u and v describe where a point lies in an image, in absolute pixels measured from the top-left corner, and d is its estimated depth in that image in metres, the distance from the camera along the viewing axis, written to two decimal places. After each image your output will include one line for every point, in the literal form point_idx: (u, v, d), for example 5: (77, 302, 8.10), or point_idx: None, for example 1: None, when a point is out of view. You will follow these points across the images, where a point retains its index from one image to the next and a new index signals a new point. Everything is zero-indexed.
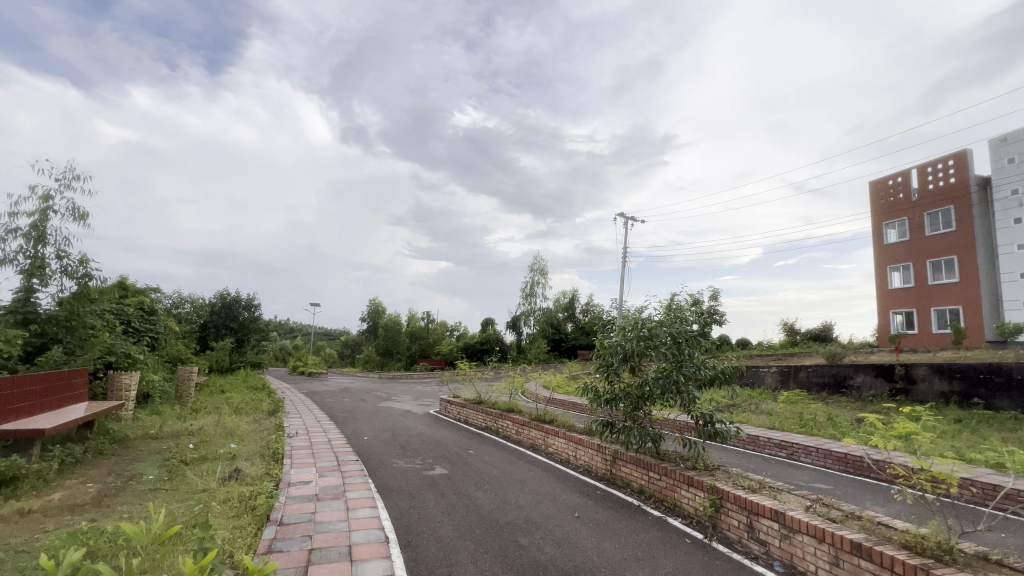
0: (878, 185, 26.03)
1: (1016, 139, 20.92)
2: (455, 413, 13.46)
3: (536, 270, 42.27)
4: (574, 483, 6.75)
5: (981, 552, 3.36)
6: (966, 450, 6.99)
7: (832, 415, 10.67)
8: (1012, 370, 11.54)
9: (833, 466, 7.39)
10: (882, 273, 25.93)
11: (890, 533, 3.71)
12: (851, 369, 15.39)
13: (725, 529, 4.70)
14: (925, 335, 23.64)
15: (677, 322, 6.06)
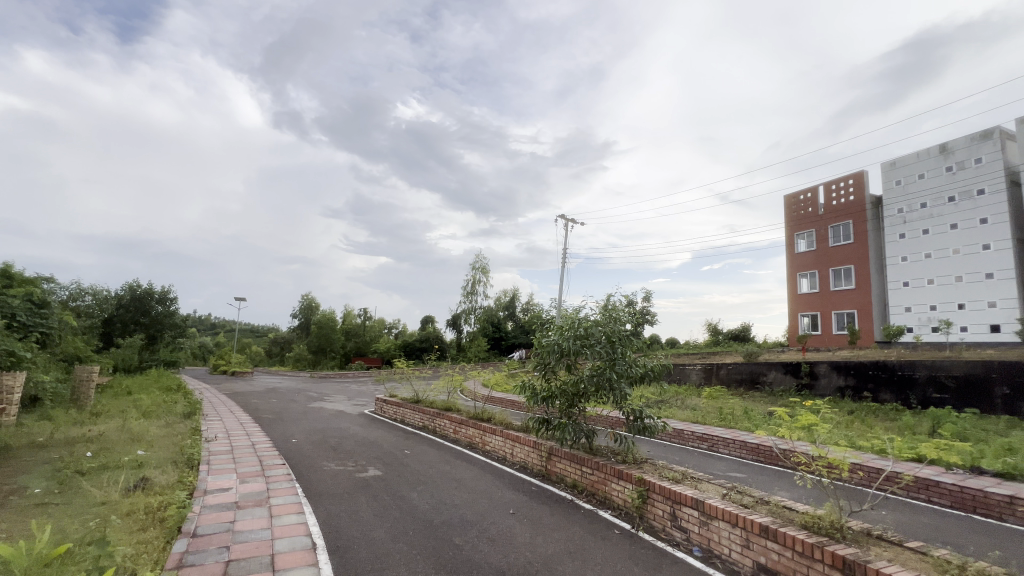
0: (791, 200, 28.59)
1: (903, 164, 23.76)
2: (391, 413, 13.12)
3: (478, 268, 42.30)
4: (510, 480, 6.82)
5: (866, 529, 3.79)
6: (858, 438, 7.85)
7: (747, 409, 11.61)
8: (894, 367, 13.11)
9: (747, 456, 8.00)
10: (793, 279, 28.51)
11: (793, 515, 4.08)
12: (764, 367, 16.81)
13: (650, 518, 4.96)
14: (827, 335, 26.26)
15: (611, 322, 6.30)
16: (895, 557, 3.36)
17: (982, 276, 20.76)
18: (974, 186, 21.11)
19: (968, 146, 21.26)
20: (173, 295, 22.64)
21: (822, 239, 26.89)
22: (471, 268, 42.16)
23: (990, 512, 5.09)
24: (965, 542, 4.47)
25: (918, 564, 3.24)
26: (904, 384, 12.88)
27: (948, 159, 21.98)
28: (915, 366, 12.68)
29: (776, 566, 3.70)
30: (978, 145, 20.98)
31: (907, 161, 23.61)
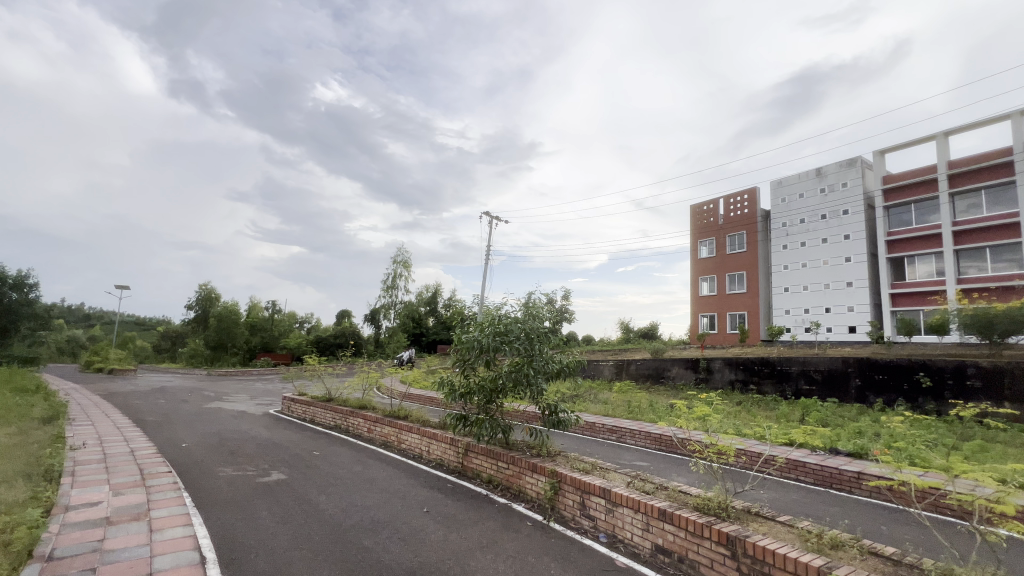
0: (696, 209, 31.18)
1: (788, 183, 26.85)
2: (299, 412, 12.33)
3: (399, 262, 41.08)
4: (424, 478, 6.71)
5: (747, 507, 4.24)
6: (743, 426, 8.76)
7: (652, 402, 12.51)
8: (774, 363, 14.85)
9: (650, 445, 8.60)
10: (695, 282, 31.13)
11: (688, 498, 4.45)
12: (669, 362, 18.19)
13: (561, 509, 5.14)
14: (722, 334, 29.02)
15: (532, 319, 6.44)
16: (769, 530, 3.80)
17: (845, 284, 24.13)
18: (842, 207, 24.46)
19: (838, 172, 24.60)
20: (32, 281, 19.34)
21: (721, 247, 29.66)
22: (392, 261, 40.95)
23: (843, 487, 5.94)
24: (823, 513, 5.16)
25: (787, 535, 3.69)
26: (782, 377, 14.62)
27: (823, 182, 25.28)
28: (791, 361, 14.45)
29: (672, 547, 4.02)
30: (846, 171, 24.35)
31: (791, 181, 26.73)
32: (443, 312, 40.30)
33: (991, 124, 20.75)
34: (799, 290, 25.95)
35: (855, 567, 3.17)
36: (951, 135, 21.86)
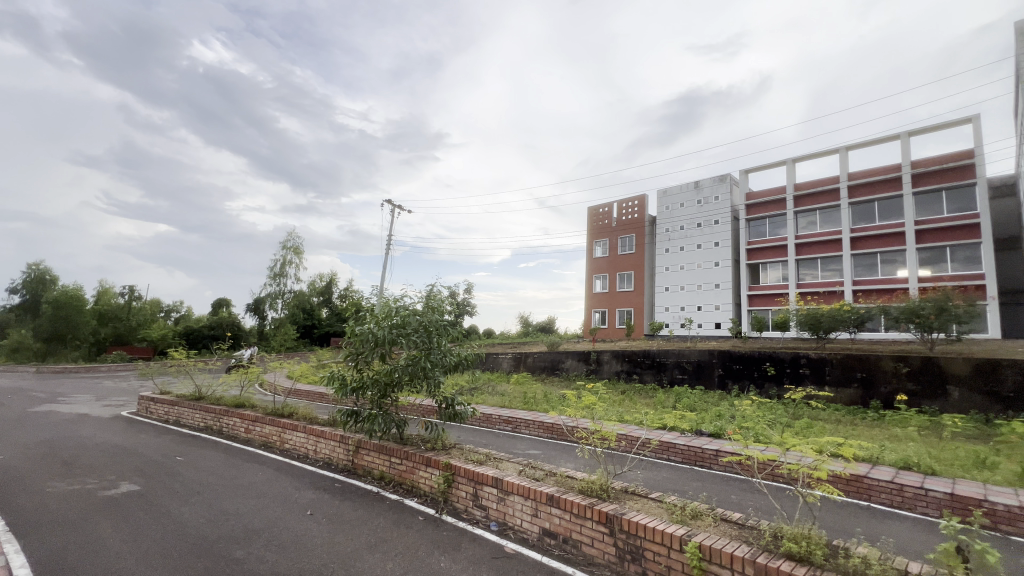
0: (593, 211, 33.20)
1: (672, 193, 29.69)
2: (160, 412, 10.81)
3: (289, 248, 37.92)
4: (310, 479, 6.28)
5: (625, 487, 4.63)
6: (625, 413, 9.56)
7: (546, 393, 13.13)
8: (654, 355, 16.37)
9: (543, 434, 8.97)
10: (590, 279, 33.13)
11: (574, 482, 4.72)
12: (563, 355, 19.19)
13: (454, 501, 5.16)
14: (612, 328, 31.30)
15: (432, 312, 6.33)
16: (642, 507, 4.19)
17: (713, 286, 27.34)
18: (714, 217, 27.69)
19: (712, 186, 27.80)
20: None
21: (614, 248, 31.99)
22: (281, 246, 37.68)
23: (705, 463, 6.74)
24: (687, 488, 5.83)
25: (657, 510, 4.09)
26: (660, 368, 16.17)
27: (700, 194, 28.39)
28: (668, 353, 16.05)
29: (558, 529, 4.24)
30: (718, 186, 27.61)
31: (674, 191, 29.60)
32: (338, 303, 38.11)
33: (827, 155, 24.92)
34: (677, 290, 28.87)
35: (710, 533, 3.61)
36: (798, 162, 25.84)
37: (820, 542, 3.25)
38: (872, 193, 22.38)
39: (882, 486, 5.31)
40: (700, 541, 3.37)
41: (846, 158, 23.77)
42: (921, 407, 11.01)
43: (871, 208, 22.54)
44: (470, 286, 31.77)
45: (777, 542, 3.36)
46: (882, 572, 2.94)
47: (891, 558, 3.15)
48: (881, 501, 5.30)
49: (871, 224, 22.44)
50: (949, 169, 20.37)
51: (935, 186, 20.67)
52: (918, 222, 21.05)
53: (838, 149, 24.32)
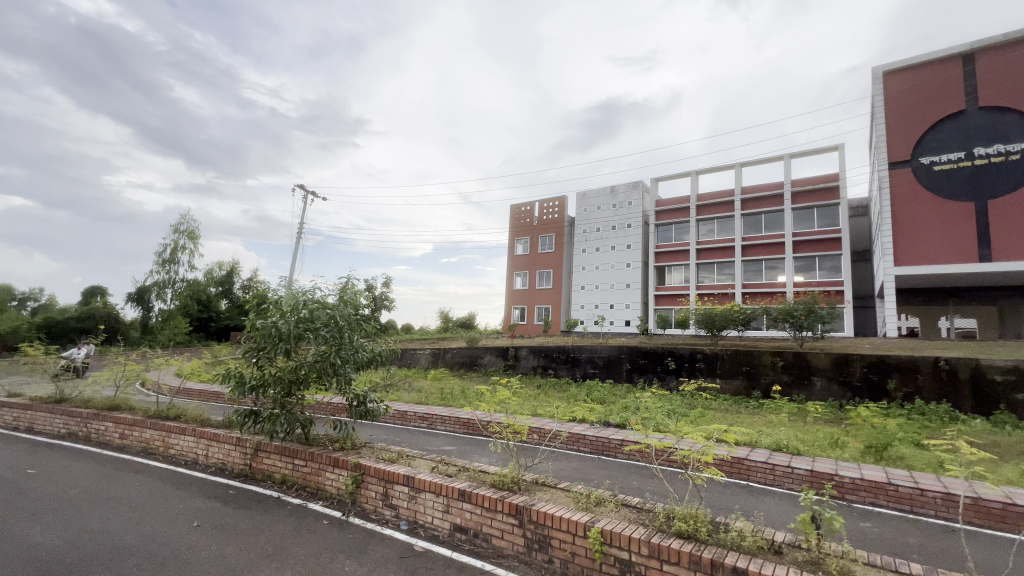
0: (516, 210, 33.80)
1: (590, 196, 31.07)
2: (8, 418, 9.18)
3: (182, 232, 34.02)
4: (198, 487, 5.69)
5: (536, 479, 4.76)
6: (539, 406, 9.84)
7: (464, 388, 13.12)
8: (569, 351, 17.06)
9: (459, 430, 8.94)
10: (511, 276, 33.71)
11: (487, 477, 4.76)
12: (481, 351, 19.28)
13: (363, 502, 4.98)
14: (530, 325, 32.11)
15: (345, 305, 5.99)
16: (551, 497, 4.33)
17: (624, 285, 29.05)
18: (626, 221, 29.44)
19: (627, 192, 29.51)
20: None
21: (534, 246, 32.82)
22: (173, 230, 33.74)
23: (611, 452, 7.14)
24: (594, 477, 6.12)
25: (564, 499, 4.25)
26: (573, 363, 16.87)
27: (615, 199, 30.02)
28: (581, 349, 16.78)
29: (469, 524, 4.25)
30: (632, 192, 29.37)
31: (592, 194, 31.01)
32: (239, 294, 34.95)
33: (725, 170, 27.54)
34: (592, 289, 30.24)
35: (610, 518, 3.83)
36: (701, 174, 28.27)
37: (705, 520, 3.59)
38: (760, 206, 25.14)
39: (759, 466, 5.99)
40: (602, 527, 3.57)
41: (740, 174, 26.46)
42: (792, 395, 12.59)
43: (759, 220, 25.30)
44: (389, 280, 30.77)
45: (670, 523, 3.65)
46: (754, 543, 3.31)
47: (762, 530, 3.56)
48: (758, 479, 5.98)
49: (758, 234, 25.17)
50: (820, 189, 23.47)
51: (809, 203, 23.71)
52: (795, 234, 24.00)
53: (734, 165, 26.99)
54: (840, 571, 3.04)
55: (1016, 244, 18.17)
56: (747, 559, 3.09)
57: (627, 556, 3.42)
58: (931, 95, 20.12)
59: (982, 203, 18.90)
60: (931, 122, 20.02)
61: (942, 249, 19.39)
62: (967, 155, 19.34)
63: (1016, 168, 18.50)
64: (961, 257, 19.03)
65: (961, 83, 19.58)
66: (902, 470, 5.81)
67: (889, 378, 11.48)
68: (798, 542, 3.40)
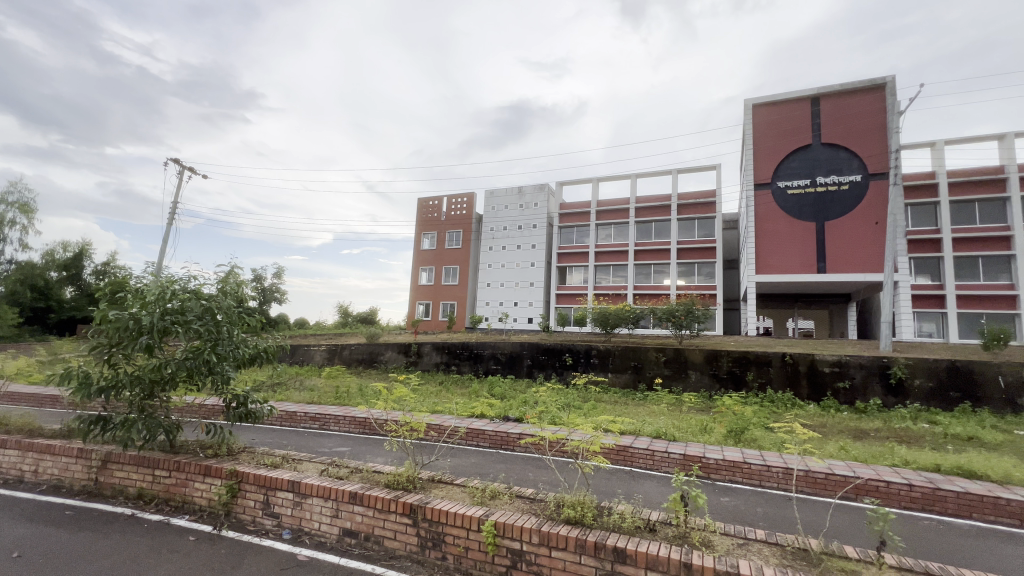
0: (423, 203, 33.15)
1: (498, 194, 31.52)
2: None
3: (10, 203, 28.04)
4: (21, 510, 4.73)
5: (432, 477, 4.71)
6: (439, 403, 9.76)
7: (361, 386, 12.56)
8: (472, 348, 17.12)
9: (354, 430, 8.52)
10: (416, 271, 33.01)
11: (380, 477, 4.60)
12: (382, 347, 18.61)
13: (238, 513, 4.54)
14: (434, 321, 31.73)
15: (224, 295, 5.33)
16: (446, 493, 4.32)
17: (528, 284, 29.93)
18: (532, 221, 30.37)
19: (533, 193, 30.46)
20: None
21: (441, 241, 32.49)
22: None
23: (509, 446, 7.31)
24: (490, 471, 6.21)
25: (460, 495, 4.27)
26: (476, 359, 16.98)
27: (522, 199, 30.83)
28: (484, 346, 16.96)
29: (359, 527, 4.07)
30: (538, 194, 30.39)
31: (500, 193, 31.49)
32: (90, 281, 29.75)
33: (622, 180, 29.66)
34: (497, 286, 30.67)
35: (504, 510, 3.92)
36: (601, 182, 30.12)
37: (591, 505, 3.83)
38: (650, 215, 27.48)
39: (641, 452, 6.54)
40: (496, 520, 3.64)
41: (635, 184, 28.69)
42: (671, 387, 13.92)
43: (649, 228, 27.63)
44: (281, 270, 28.40)
45: (559, 510, 3.84)
46: (632, 523, 3.62)
47: (640, 511, 3.89)
48: (640, 464, 6.51)
49: (648, 241, 27.46)
50: (700, 203, 26.28)
51: (691, 215, 26.44)
52: (679, 242, 26.58)
53: (630, 175, 29.15)
54: (702, 542, 3.44)
55: (844, 259, 21.95)
56: (627, 539, 3.35)
57: (518, 546, 3.52)
58: (788, 129, 23.52)
59: (821, 224, 22.53)
60: (787, 152, 23.39)
61: (791, 261, 22.77)
62: (812, 183, 22.90)
63: (846, 196, 22.35)
64: (805, 268, 22.50)
65: (809, 122, 23.15)
66: (753, 450, 6.73)
67: (748, 370, 13.20)
68: (669, 519, 3.78)
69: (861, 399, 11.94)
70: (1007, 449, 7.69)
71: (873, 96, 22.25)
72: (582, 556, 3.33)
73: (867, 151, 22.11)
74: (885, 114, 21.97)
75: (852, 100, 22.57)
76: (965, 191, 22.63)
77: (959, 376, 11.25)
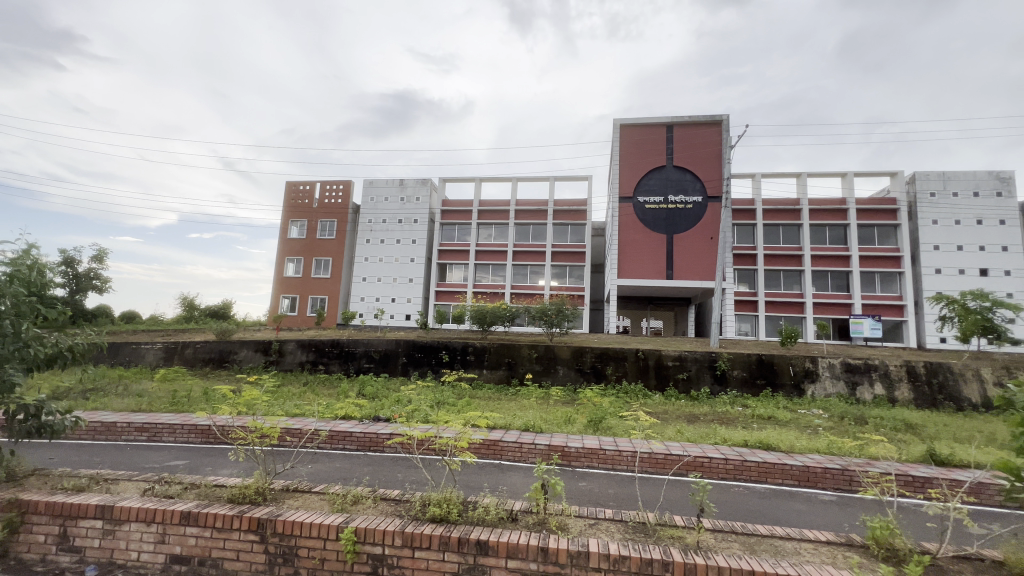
0: (292, 187, 30.31)
1: (377, 185, 30.12)
2: None
3: None
4: None
5: (286, 486, 4.31)
6: (300, 405, 8.97)
7: (206, 390, 11.00)
8: (343, 345, 16.08)
9: (194, 440, 7.42)
10: (281, 262, 30.08)
11: (222, 492, 4.07)
12: (236, 345, 16.54)
13: (23, 552, 3.65)
14: (300, 316, 29.26)
15: (12, 279, 4.13)
16: (302, 503, 3.99)
17: (407, 280, 29.10)
18: (413, 216, 29.61)
19: (415, 187, 29.74)
20: None
21: (312, 231, 29.99)
22: None
23: (377, 447, 7.02)
24: (354, 475, 5.89)
25: (318, 504, 3.97)
26: (347, 357, 16.00)
27: (404, 192, 29.88)
28: (356, 343, 16.05)
29: (192, 552, 3.54)
30: (420, 188, 29.69)
31: (379, 184, 30.10)
32: None
33: (504, 182, 30.50)
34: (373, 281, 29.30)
35: (367, 515, 3.75)
36: (484, 182, 30.57)
37: (456, 501, 3.85)
38: (529, 218, 28.73)
39: (510, 445, 6.79)
40: (356, 526, 3.46)
41: (516, 187, 29.74)
42: (541, 382, 14.70)
43: (527, 230, 28.85)
44: (102, 253, 23.55)
45: (425, 510, 3.79)
46: (496, 515, 3.73)
47: (503, 502, 4.02)
48: (509, 457, 6.74)
49: (526, 242, 28.65)
50: (573, 210, 28.23)
51: (565, 221, 28.26)
52: (554, 245, 28.21)
53: (511, 178, 30.12)
54: (558, 526, 3.68)
55: (687, 268, 25.38)
56: (490, 531, 3.44)
57: (379, 551, 3.39)
58: (648, 150, 26.43)
59: (671, 236, 25.77)
60: (648, 170, 26.28)
61: (647, 267, 25.66)
62: (665, 200, 26.10)
63: (691, 213, 25.88)
64: (657, 275, 25.52)
65: (665, 145, 26.29)
66: (608, 437, 7.41)
67: (608, 365, 14.56)
68: (530, 508, 3.98)
69: (694, 388, 13.91)
70: (793, 424, 9.63)
71: (712, 130, 26.08)
72: (446, 553, 3.33)
73: (707, 176, 25.88)
74: (721, 146, 25.91)
75: (697, 131, 26.18)
76: (774, 216, 27.76)
77: (764, 366, 13.80)
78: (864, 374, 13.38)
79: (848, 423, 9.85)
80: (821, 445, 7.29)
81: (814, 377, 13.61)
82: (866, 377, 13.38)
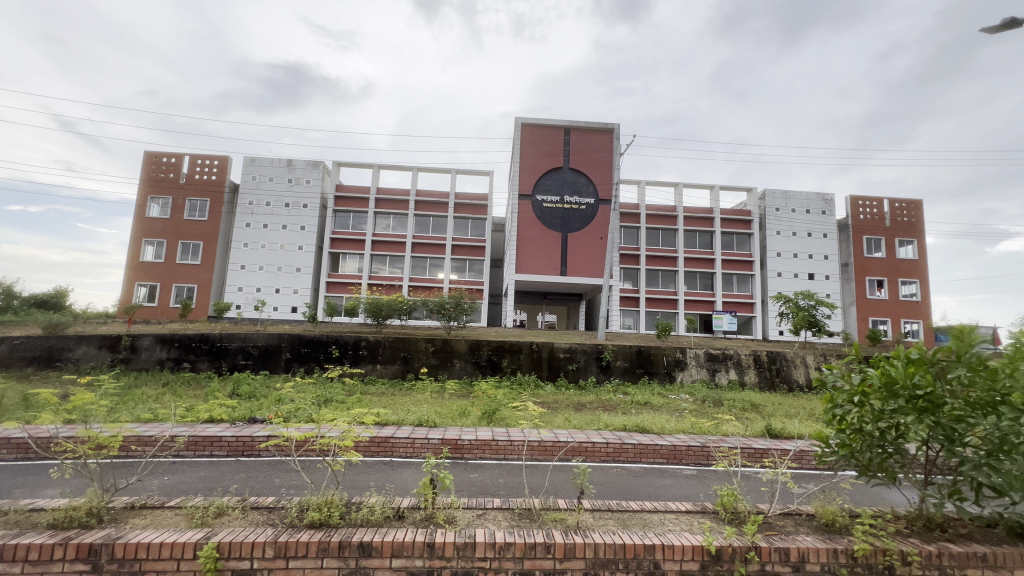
0: (152, 158, 26.22)
1: (260, 163, 27.25)
2: None
3: None
4: None
5: (129, 503, 3.71)
6: (155, 409, 7.82)
7: (27, 394, 9.08)
8: (214, 340, 14.36)
9: (5, 457, 6.08)
10: (136, 244, 25.94)
11: (41, 517, 3.38)
12: (72, 341, 13.91)
13: None
14: (161, 308, 25.54)
15: None
16: (151, 521, 3.47)
17: (294, 269, 26.81)
18: (302, 200, 27.34)
19: (305, 169, 27.45)
20: None
21: (177, 209, 26.24)
22: None
23: (251, 451, 6.39)
24: (222, 484, 5.30)
25: (171, 520, 3.49)
26: (219, 354, 14.32)
27: (291, 174, 27.42)
28: (231, 338, 14.43)
29: None
30: (311, 171, 27.49)
31: (263, 162, 27.27)
32: None
33: (404, 171, 29.54)
34: (253, 269, 26.54)
35: (233, 527, 3.38)
36: (382, 169, 29.34)
37: (338, 504, 3.63)
38: (429, 210, 28.23)
39: (401, 441, 6.61)
40: (218, 541, 3.09)
41: (416, 177, 29.00)
42: (437, 375, 14.55)
43: (427, 222, 28.32)
44: None
45: (302, 516, 3.52)
46: (382, 514, 3.59)
47: (391, 500, 3.88)
48: (400, 453, 6.56)
49: (426, 234, 28.08)
50: (474, 204, 28.35)
51: (466, 215, 28.26)
52: (454, 239, 28.06)
53: (411, 168, 29.30)
54: (446, 519, 3.65)
55: (580, 265, 26.88)
56: (374, 532, 3.31)
57: (246, 566, 3.08)
58: (546, 151, 27.42)
59: (566, 235, 27.07)
60: (546, 170, 27.29)
61: (543, 264, 26.67)
62: (561, 200, 27.32)
63: (584, 214, 27.42)
64: (552, 271, 26.66)
65: (562, 148, 27.48)
66: (499, 428, 7.57)
67: (504, 358, 14.90)
68: (418, 503, 3.89)
69: (583, 377, 14.82)
70: (664, 408, 10.74)
71: (605, 137, 27.85)
72: (324, 559, 3.13)
73: (599, 180, 27.60)
74: (612, 153, 27.79)
75: (591, 137, 27.73)
76: (655, 221, 30.58)
77: (642, 357, 15.18)
78: (722, 362, 15.38)
79: (708, 405, 11.25)
80: (686, 426, 8.21)
81: (683, 366, 15.30)
82: (723, 365, 15.38)
